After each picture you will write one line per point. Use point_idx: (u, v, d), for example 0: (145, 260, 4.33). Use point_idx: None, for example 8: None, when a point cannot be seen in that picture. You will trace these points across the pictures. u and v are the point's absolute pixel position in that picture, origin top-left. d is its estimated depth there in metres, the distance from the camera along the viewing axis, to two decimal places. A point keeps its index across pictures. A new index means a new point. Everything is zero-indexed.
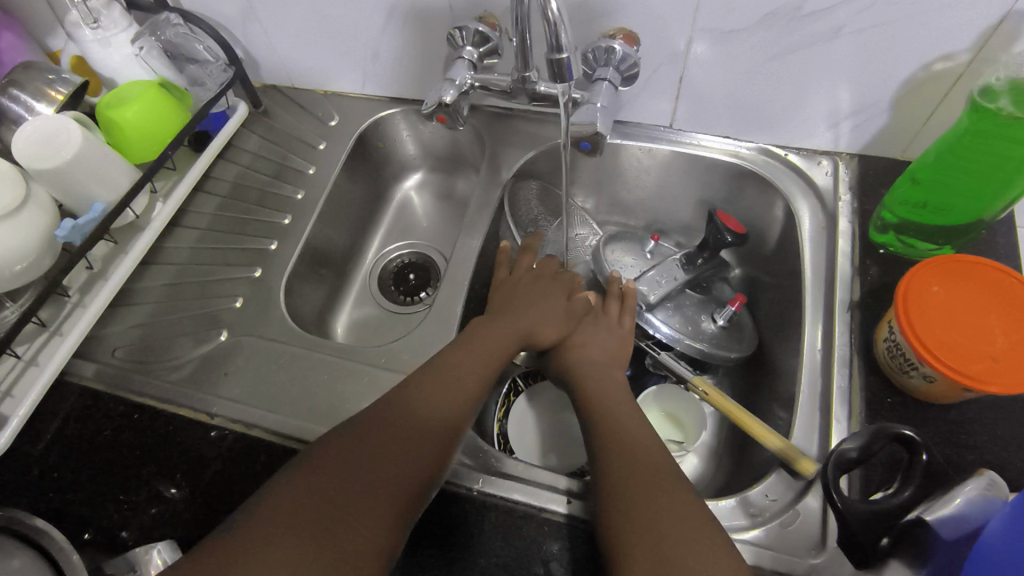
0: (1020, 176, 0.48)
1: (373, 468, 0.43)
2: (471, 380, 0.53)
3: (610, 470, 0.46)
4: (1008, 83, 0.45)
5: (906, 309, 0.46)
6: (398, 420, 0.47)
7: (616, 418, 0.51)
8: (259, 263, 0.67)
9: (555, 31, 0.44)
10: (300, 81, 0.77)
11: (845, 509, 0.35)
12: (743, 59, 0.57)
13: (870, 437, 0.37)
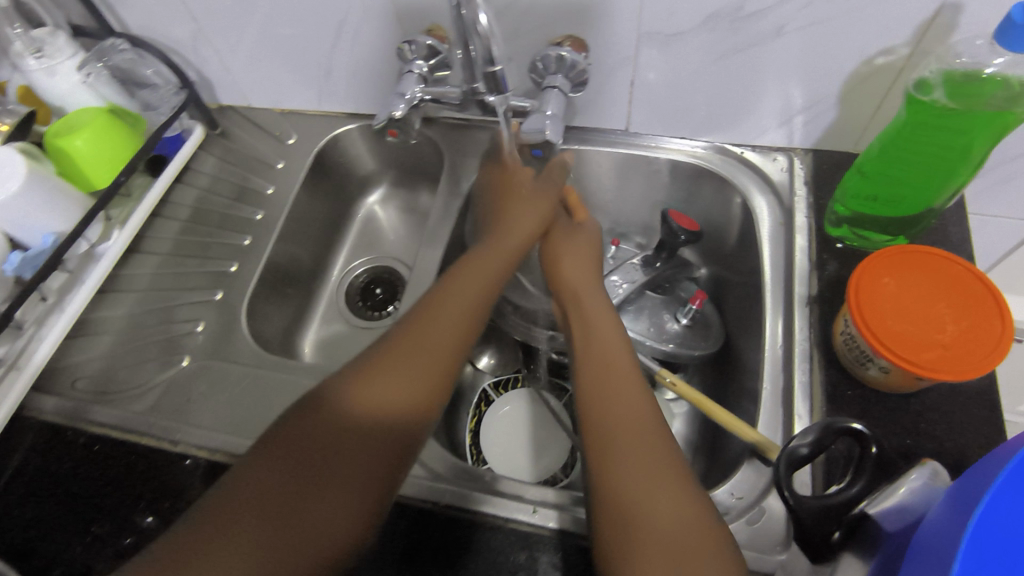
0: (962, 164, 0.49)
1: (347, 457, 0.43)
2: (443, 351, 0.50)
3: (599, 444, 0.45)
4: (942, 75, 0.47)
5: (857, 302, 0.47)
6: (374, 390, 0.46)
7: (598, 381, 0.50)
8: (221, 286, 0.66)
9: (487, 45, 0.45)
10: (257, 102, 0.76)
11: (798, 506, 0.35)
12: (691, 60, 0.57)
13: (820, 431, 0.37)
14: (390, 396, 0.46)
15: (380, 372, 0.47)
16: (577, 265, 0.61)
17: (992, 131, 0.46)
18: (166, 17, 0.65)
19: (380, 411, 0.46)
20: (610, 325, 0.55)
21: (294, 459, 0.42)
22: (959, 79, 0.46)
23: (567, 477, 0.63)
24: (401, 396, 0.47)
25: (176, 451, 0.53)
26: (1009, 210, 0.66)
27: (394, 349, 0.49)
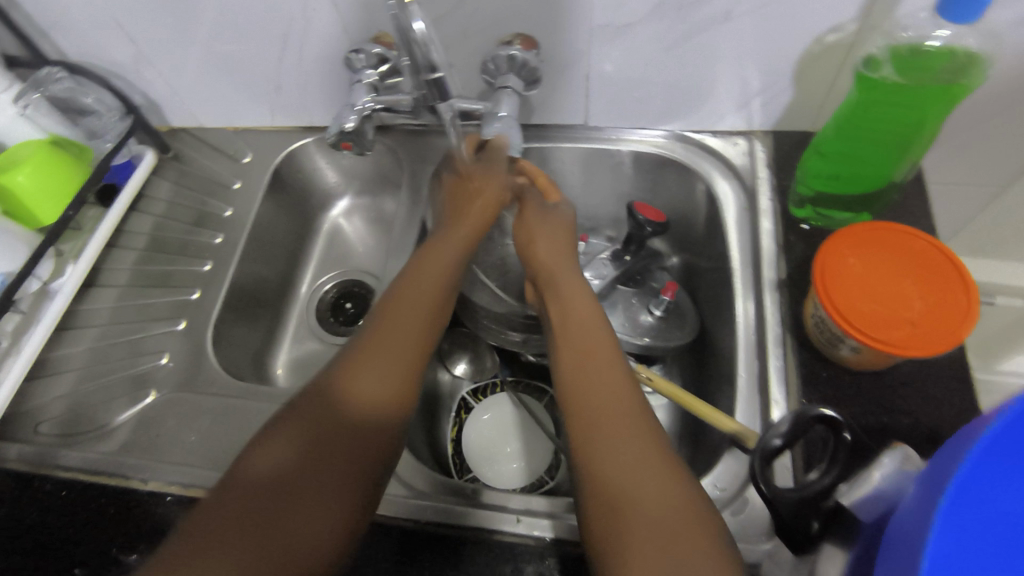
0: (917, 137, 0.49)
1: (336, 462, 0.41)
2: (414, 347, 0.49)
3: (589, 430, 0.44)
4: (889, 51, 0.47)
5: (824, 284, 0.47)
6: (357, 381, 0.45)
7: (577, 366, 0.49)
8: (183, 314, 0.65)
9: (426, 51, 0.44)
10: (209, 121, 0.74)
11: (774, 497, 0.36)
12: (643, 51, 0.57)
13: (794, 421, 0.37)
14: (376, 391, 0.45)
15: (363, 361, 0.46)
16: (552, 248, 0.60)
17: (941, 104, 0.46)
18: (102, 41, 0.63)
19: (364, 400, 0.45)
20: (584, 300, 0.54)
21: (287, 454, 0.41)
22: (904, 54, 0.46)
23: (553, 479, 0.63)
24: (387, 383, 0.46)
25: (149, 489, 0.52)
26: (969, 176, 0.67)
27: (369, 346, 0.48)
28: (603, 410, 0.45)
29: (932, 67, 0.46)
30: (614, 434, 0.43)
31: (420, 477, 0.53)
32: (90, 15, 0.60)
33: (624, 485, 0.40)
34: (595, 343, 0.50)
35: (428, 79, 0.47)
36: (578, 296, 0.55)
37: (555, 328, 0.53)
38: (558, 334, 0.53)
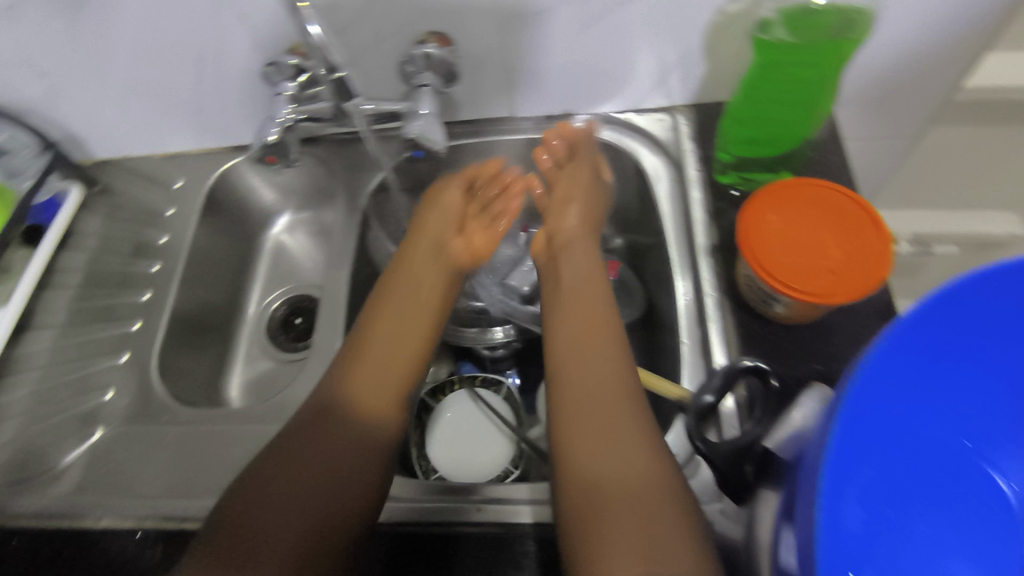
0: (819, 93, 0.51)
1: (339, 472, 0.45)
2: (403, 355, 0.54)
3: (580, 409, 0.46)
4: (781, 14, 0.49)
5: (748, 245, 0.48)
6: (359, 391, 0.50)
7: (576, 344, 0.50)
8: (126, 347, 0.64)
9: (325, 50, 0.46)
10: (135, 150, 0.73)
11: (711, 453, 0.39)
12: (557, 37, 0.58)
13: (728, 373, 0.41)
14: (371, 398, 0.50)
15: (362, 370, 0.51)
16: (581, 222, 0.59)
17: (836, 59, 0.48)
18: (10, 78, 0.61)
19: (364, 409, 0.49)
20: (595, 275, 0.56)
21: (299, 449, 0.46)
22: (796, 15, 0.48)
23: (517, 468, 0.63)
24: (385, 392, 0.51)
25: (108, 525, 0.50)
26: (883, 129, 0.70)
27: (364, 358, 0.52)
28: (582, 384, 0.47)
29: (823, 24, 0.48)
30: (591, 400, 0.46)
31: None
32: None
33: (591, 452, 0.43)
34: (596, 314, 0.52)
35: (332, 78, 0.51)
36: (586, 273, 0.56)
37: (552, 301, 0.55)
38: (550, 317, 0.54)
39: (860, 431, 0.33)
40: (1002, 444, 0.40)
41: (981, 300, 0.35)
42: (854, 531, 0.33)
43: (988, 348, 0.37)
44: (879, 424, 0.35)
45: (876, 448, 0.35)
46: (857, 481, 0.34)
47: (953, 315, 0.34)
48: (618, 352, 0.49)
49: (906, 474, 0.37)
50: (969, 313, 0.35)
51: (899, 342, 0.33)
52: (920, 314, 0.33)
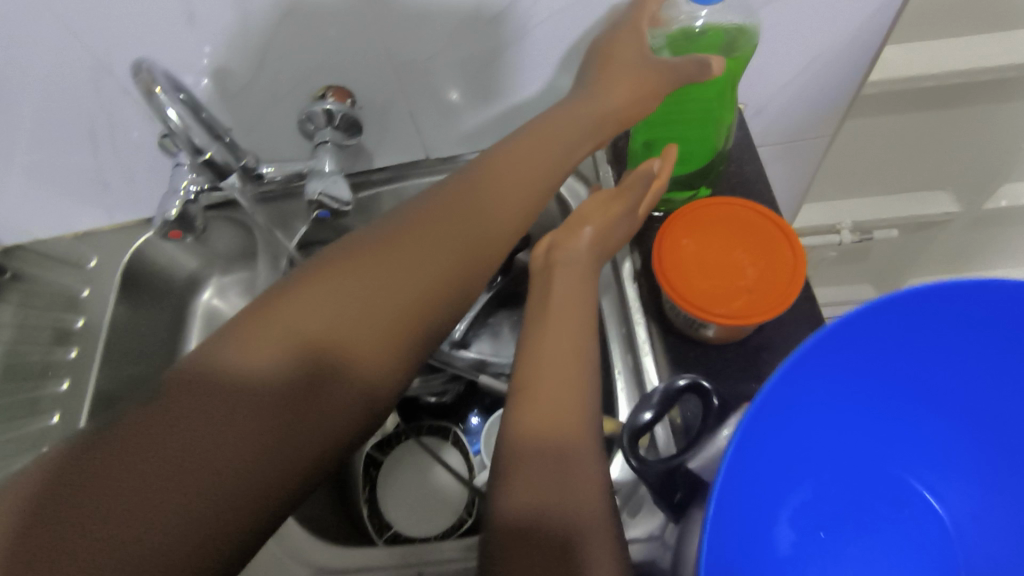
0: (722, 97, 0.52)
1: (286, 424, 0.33)
2: (394, 303, 0.38)
3: (554, 423, 0.37)
4: (666, 37, 0.52)
5: (664, 272, 0.47)
6: (341, 326, 0.36)
7: (556, 359, 0.40)
8: (45, 443, 0.61)
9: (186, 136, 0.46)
10: (43, 232, 0.69)
11: (642, 468, 0.38)
12: (457, 76, 0.57)
13: (667, 395, 0.40)
14: (353, 341, 0.36)
15: (348, 294, 0.37)
16: (607, 223, 0.50)
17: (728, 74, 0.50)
18: None
19: (354, 353, 0.36)
20: (578, 297, 0.45)
21: (267, 375, 0.34)
22: (681, 36, 0.51)
23: (472, 515, 0.60)
24: (373, 338, 0.37)
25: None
26: (801, 130, 0.70)
27: (362, 279, 0.38)
28: (543, 426, 0.37)
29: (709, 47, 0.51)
30: (561, 421, 0.38)
31: (319, 552, 0.51)
32: None
33: (540, 492, 0.35)
34: (571, 352, 0.41)
35: (200, 160, 0.50)
36: (570, 297, 0.44)
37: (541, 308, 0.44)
38: (539, 324, 0.43)
39: (775, 455, 0.33)
40: (950, 465, 0.38)
41: (919, 316, 0.32)
42: (779, 548, 0.34)
43: (934, 362, 0.35)
44: (805, 440, 0.35)
45: (806, 460, 0.35)
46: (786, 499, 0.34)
47: (885, 332, 0.33)
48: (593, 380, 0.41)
49: (840, 486, 0.37)
50: (904, 328, 0.33)
51: (821, 363, 0.32)
52: (842, 335, 0.32)
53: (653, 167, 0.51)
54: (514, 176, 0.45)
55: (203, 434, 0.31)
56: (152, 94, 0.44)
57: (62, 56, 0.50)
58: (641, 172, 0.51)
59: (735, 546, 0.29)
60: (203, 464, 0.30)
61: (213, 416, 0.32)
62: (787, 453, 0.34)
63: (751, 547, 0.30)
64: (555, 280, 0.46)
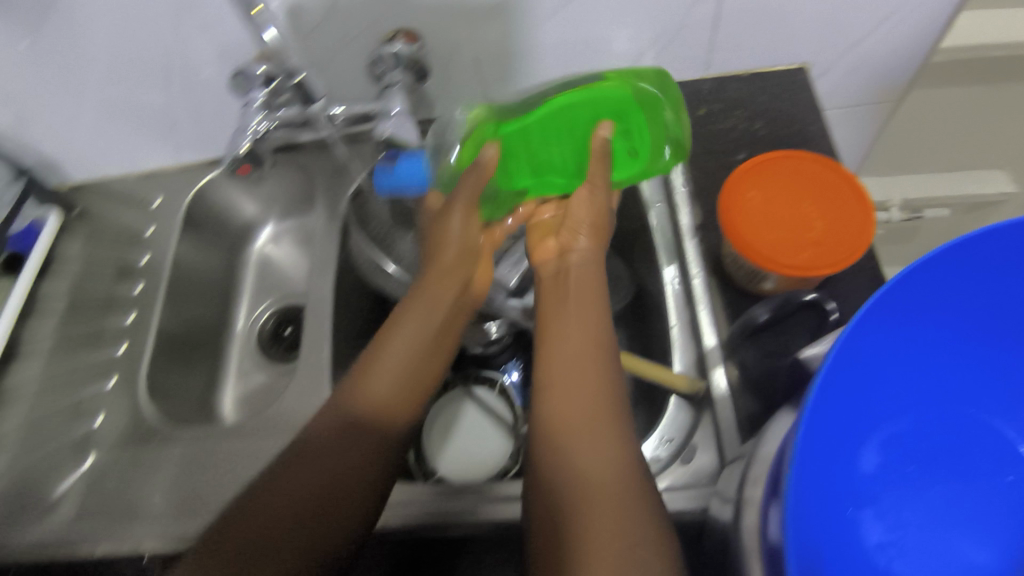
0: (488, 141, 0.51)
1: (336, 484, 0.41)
2: (406, 366, 0.46)
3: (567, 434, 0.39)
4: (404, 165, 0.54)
5: (732, 225, 0.47)
6: (369, 390, 0.44)
7: (564, 363, 0.42)
8: (113, 369, 0.63)
9: None
10: (113, 171, 0.73)
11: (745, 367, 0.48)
12: (522, 25, 0.57)
13: (779, 304, 0.45)
14: (379, 402, 0.44)
15: (366, 370, 0.45)
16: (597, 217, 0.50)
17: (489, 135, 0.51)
18: None
19: (364, 417, 0.44)
20: (591, 299, 0.46)
21: (320, 441, 0.43)
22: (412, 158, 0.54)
23: (517, 463, 0.61)
24: (398, 393, 0.45)
25: (125, 550, 0.51)
26: (864, 97, 0.69)
27: (374, 354, 0.46)
28: (570, 416, 0.39)
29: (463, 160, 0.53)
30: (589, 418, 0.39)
31: None
32: None
33: (590, 495, 0.35)
34: (585, 346, 0.43)
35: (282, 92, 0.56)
36: (589, 286, 0.47)
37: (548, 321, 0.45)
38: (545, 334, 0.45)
39: (860, 378, 0.29)
40: None
41: (951, 265, 0.28)
42: (867, 474, 0.30)
43: (996, 296, 0.30)
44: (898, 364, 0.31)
45: (898, 394, 0.31)
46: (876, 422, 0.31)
47: (972, 256, 0.28)
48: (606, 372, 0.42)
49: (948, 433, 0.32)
50: (952, 272, 0.28)
51: (908, 287, 0.28)
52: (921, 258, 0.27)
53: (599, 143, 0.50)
54: (451, 253, 0.51)
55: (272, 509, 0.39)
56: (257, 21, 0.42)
57: None
58: (598, 154, 0.49)
59: (812, 463, 0.26)
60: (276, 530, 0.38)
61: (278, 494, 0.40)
62: (881, 373, 0.30)
63: (828, 469, 0.28)
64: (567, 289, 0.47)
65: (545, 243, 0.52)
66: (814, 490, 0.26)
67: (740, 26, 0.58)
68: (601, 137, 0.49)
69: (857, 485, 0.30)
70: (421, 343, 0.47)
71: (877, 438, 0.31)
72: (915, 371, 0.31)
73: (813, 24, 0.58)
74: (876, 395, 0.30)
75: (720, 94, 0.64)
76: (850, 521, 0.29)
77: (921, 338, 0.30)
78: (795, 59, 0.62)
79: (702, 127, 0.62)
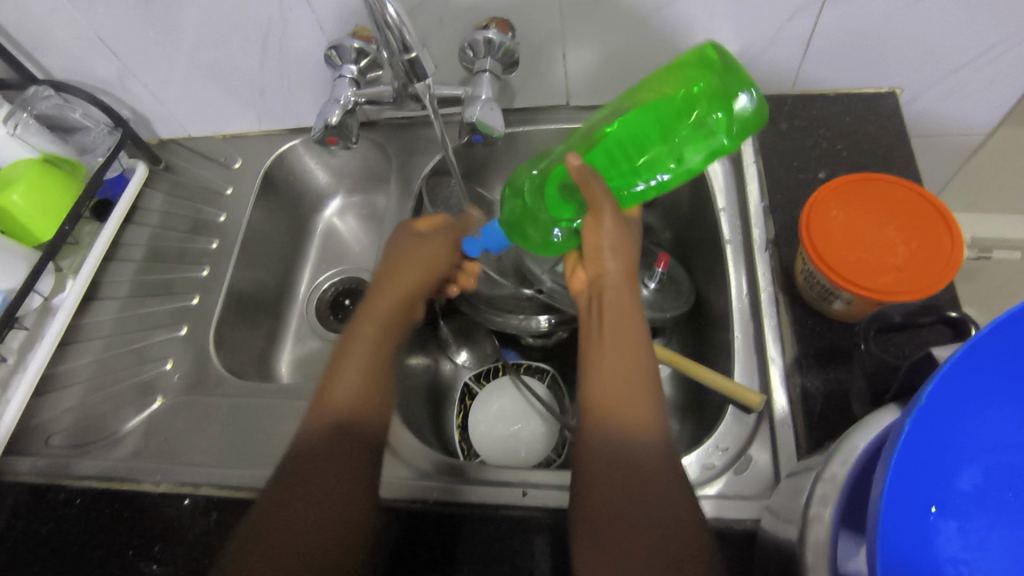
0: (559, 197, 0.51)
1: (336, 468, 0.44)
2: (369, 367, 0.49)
3: (593, 465, 0.40)
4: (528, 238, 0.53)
5: (812, 241, 0.47)
6: (343, 387, 0.48)
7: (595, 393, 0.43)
8: (184, 320, 0.65)
9: (398, 34, 0.43)
10: (196, 130, 0.76)
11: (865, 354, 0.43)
12: (617, 24, 0.57)
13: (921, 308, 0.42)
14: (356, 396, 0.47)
15: (340, 371, 0.49)
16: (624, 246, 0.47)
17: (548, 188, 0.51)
18: (87, 56, 0.64)
19: (329, 424, 0.46)
20: (634, 324, 0.45)
21: (310, 435, 0.46)
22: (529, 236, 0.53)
23: (560, 457, 0.61)
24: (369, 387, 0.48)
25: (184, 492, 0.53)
26: (952, 128, 0.68)
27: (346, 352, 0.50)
28: (612, 430, 0.41)
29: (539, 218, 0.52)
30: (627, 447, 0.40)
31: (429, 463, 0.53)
32: (69, 32, 0.61)
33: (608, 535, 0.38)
34: (633, 370, 0.43)
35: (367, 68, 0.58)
36: (626, 309, 0.45)
37: (588, 344, 0.46)
38: (586, 354, 0.45)
39: (959, 393, 0.28)
40: None
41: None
42: (961, 493, 0.27)
43: None
44: (997, 381, 0.28)
45: (1004, 419, 0.28)
46: (975, 438, 0.28)
47: None
48: (641, 394, 0.42)
49: None
50: None
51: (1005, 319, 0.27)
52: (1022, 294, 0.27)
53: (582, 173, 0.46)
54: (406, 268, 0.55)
55: (286, 501, 0.43)
56: None
57: None
58: (586, 182, 0.45)
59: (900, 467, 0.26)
60: (298, 516, 0.42)
61: (294, 490, 0.43)
62: (972, 385, 0.28)
63: (911, 486, 0.27)
64: (608, 306, 0.46)
65: (578, 271, 0.51)
66: (899, 518, 0.26)
67: (836, 44, 0.57)
68: (577, 165, 0.46)
69: (947, 501, 0.27)
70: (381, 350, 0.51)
71: (980, 458, 0.28)
72: (1015, 392, 0.28)
73: (913, 48, 0.57)
74: (973, 409, 0.28)
75: (804, 111, 0.63)
76: (929, 529, 0.27)
77: (1016, 365, 0.28)
78: (886, 82, 0.62)
79: (783, 143, 0.61)
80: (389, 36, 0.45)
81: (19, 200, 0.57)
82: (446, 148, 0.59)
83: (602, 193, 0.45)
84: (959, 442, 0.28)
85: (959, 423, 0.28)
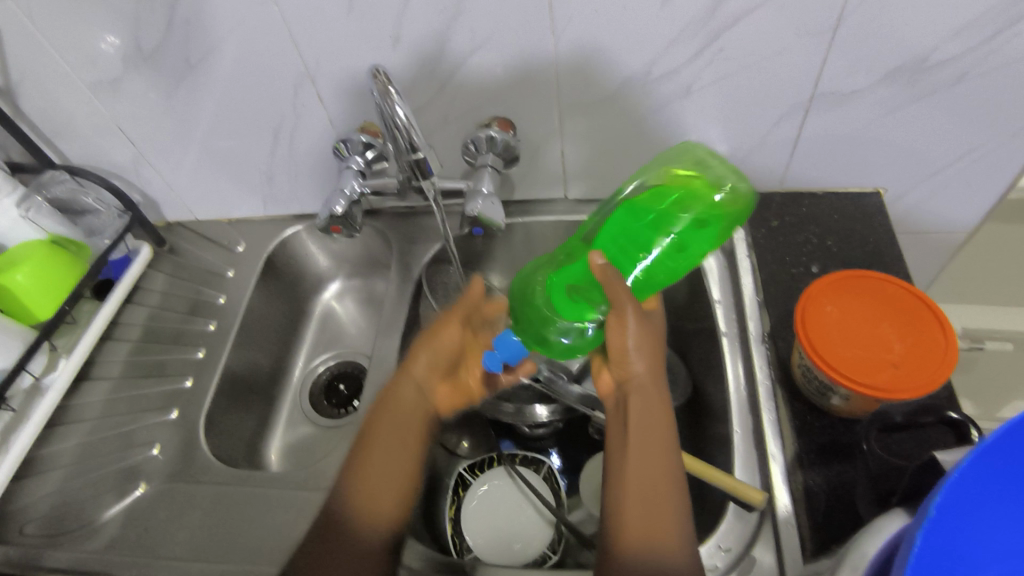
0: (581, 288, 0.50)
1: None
2: (384, 469, 0.48)
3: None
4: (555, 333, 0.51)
5: (808, 336, 0.47)
6: (356, 490, 0.47)
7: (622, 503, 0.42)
8: (175, 403, 0.64)
9: (407, 133, 0.46)
10: (203, 214, 0.78)
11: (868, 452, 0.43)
12: (611, 124, 0.60)
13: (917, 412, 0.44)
14: (366, 500, 0.46)
15: (355, 469, 0.48)
16: (651, 352, 0.46)
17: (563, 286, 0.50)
18: (107, 143, 0.67)
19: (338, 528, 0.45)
20: (664, 432, 0.44)
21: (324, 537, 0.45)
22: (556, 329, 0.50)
23: (556, 553, 0.57)
24: (383, 493, 0.47)
25: None
26: (936, 225, 0.70)
27: (364, 444, 0.49)
28: (636, 538, 0.40)
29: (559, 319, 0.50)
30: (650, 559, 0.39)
31: (419, 559, 0.51)
32: (91, 121, 0.64)
33: None
34: (659, 482, 0.42)
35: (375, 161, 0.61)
36: (656, 414, 0.45)
37: (616, 453, 0.45)
38: (613, 462, 0.45)
39: (970, 498, 0.27)
40: None
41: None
42: None
43: None
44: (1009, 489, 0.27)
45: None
46: (990, 546, 0.27)
47: None
48: (664, 512, 0.41)
49: None
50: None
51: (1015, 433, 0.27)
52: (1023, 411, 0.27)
53: (607, 272, 0.45)
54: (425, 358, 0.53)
55: None
56: (387, 93, 0.43)
57: (278, 67, 0.57)
58: (609, 282, 0.44)
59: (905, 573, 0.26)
60: None
61: None
62: (983, 493, 0.27)
63: None
64: (636, 414, 0.45)
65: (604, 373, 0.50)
66: None
67: (820, 147, 0.60)
68: (602, 265, 0.45)
69: None
70: (398, 445, 0.49)
71: (991, 566, 0.27)
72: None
73: (894, 151, 0.60)
74: (984, 515, 0.27)
75: (793, 208, 0.65)
76: None
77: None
78: (870, 182, 0.64)
79: (774, 238, 0.63)
80: (396, 133, 0.47)
81: (22, 278, 0.57)
82: (448, 238, 0.60)
83: (623, 294, 0.44)
84: (971, 548, 0.27)
85: (969, 528, 0.27)
